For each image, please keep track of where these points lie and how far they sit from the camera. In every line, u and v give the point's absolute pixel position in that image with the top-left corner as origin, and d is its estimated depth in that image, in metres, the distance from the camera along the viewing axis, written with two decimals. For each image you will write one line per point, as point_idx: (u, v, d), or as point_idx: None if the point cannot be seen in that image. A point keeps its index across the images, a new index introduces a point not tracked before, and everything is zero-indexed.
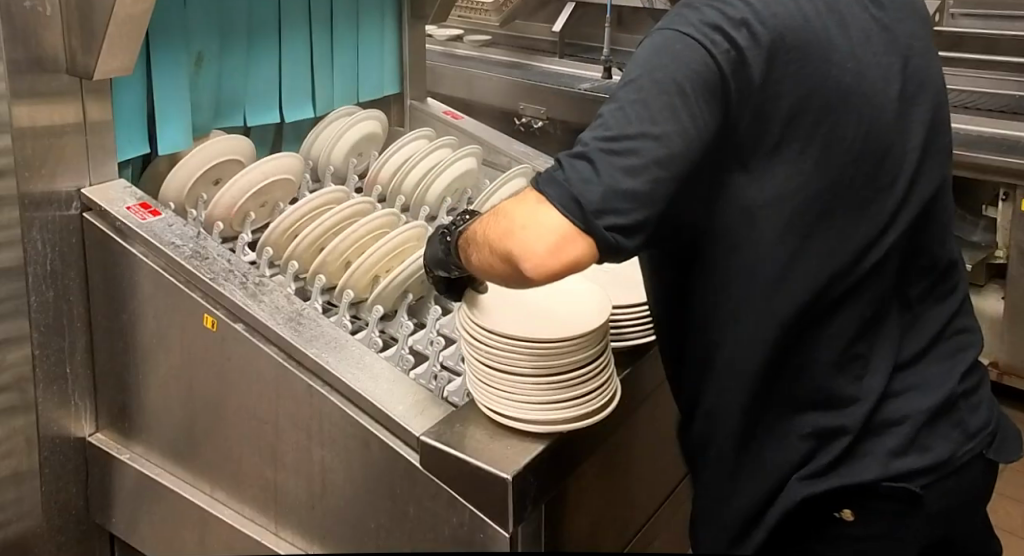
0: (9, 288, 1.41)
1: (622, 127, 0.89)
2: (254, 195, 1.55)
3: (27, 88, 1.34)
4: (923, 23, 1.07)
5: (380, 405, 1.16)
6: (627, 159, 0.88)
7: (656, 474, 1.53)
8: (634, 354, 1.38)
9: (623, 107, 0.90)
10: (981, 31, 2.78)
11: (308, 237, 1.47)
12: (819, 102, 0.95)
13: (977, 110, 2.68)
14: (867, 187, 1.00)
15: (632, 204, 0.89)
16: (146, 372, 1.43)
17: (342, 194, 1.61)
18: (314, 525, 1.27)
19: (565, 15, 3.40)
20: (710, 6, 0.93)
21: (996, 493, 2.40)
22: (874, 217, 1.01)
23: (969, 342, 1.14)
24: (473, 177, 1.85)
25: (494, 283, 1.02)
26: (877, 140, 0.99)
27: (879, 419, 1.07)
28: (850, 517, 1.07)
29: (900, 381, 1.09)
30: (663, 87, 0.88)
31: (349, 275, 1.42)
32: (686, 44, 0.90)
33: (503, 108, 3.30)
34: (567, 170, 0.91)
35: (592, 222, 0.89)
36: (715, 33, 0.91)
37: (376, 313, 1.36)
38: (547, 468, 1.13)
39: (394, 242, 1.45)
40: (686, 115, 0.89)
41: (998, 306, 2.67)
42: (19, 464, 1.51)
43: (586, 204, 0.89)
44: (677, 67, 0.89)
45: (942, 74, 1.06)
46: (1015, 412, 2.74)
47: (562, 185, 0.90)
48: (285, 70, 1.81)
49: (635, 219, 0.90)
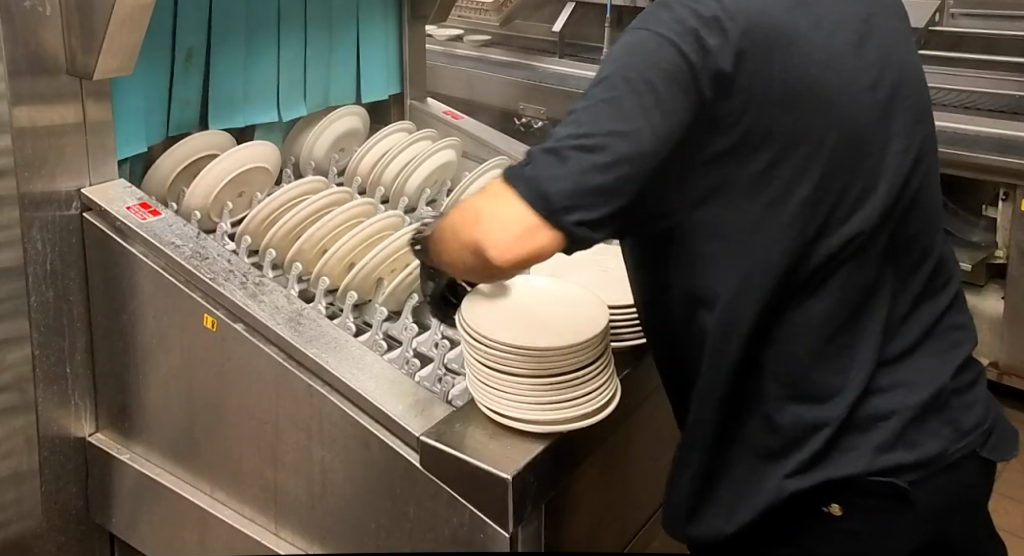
0: (9, 288, 1.42)
1: (592, 126, 0.90)
2: (230, 183, 1.57)
3: (28, 89, 1.34)
4: (904, 24, 1.07)
5: (381, 406, 1.16)
6: (596, 156, 0.90)
7: (655, 476, 1.53)
8: (634, 354, 1.38)
9: (593, 107, 0.91)
10: (981, 31, 2.79)
11: (283, 226, 1.48)
12: (797, 97, 0.95)
13: (978, 111, 2.67)
14: (850, 174, 0.99)
15: (597, 199, 0.91)
16: (146, 372, 1.43)
17: (320, 185, 1.62)
18: (314, 525, 1.27)
19: (565, 16, 3.41)
20: (682, 4, 0.94)
21: (995, 493, 2.41)
22: (851, 210, 1.01)
23: (960, 338, 1.14)
24: (453, 169, 1.87)
25: (459, 274, 1.06)
26: (853, 139, 0.98)
27: (868, 412, 1.06)
28: (838, 512, 1.08)
29: (891, 376, 1.08)
30: (635, 88, 0.90)
31: (323, 263, 1.44)
32: (658, 44, 0.92)
33: (504, 108, 3.31)
34: (535, 166, 0.93)
35: (559, 218, 0.91)
36: (688, 34, 0.92)
37: (351, 299, 1.38)
38: (547, 468, 1.13)
39: (369, 231, 1.47)
40: (655, 112, 0.90)
41: (998, 306, 2.66)
42: (19, 464, 1.51)
43: (553, 201, 0.91)
44: (648, 64, 0.91)
45: (923, 71, 1.06)
46: (1015, 412, 2.75)
47: (529, 180, 0.92)
48: (285, 70, 1.81)
49: (602, 213, 0.92)
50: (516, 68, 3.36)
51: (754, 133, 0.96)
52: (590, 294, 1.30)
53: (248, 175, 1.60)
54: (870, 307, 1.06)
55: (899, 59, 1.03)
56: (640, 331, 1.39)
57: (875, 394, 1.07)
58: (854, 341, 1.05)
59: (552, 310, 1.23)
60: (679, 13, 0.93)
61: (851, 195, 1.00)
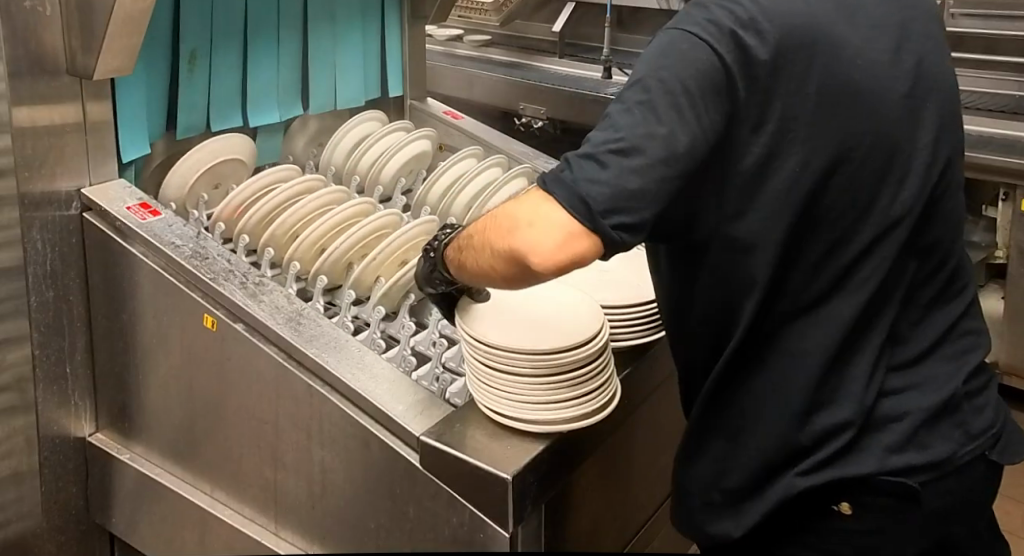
0: (10, 288, 1.42)
1: (627, 128, 0.90)
2: (205, 173, 1.59)
3: (28, 88, 1.34)
4: (934, 20, 1.07)
5: (380, 405, 1.16)
6: (632, 159, 0.89)
7: (655, 474, 1.53)
8: (634, 354, 1.39)
9: (629, 109, 0.91)
10: (981, 31, 2.77)
11: (256, 213, 1.49)
12: (830, 99, 0.95)
13: (978, 110, 2.70)
14: (875, 177, 0.99)
15: (637, 204, 0.90)
16: (146, 372, 1.43)
17: (293, 171, 1.62)
18: (314, 525, 1.27)
19: (564, 15, 3.40)
20: (719, 6, 0.94)
21: (997, 493, 2.40)
22: (882, 211, 1.00)
23: (974, 344, 1.14)
24: (427, 159, 1.88)
25: (494, 283, 1.03)
26: (884, 143, 0.98)
27: (880, 413, 1.07)
28: (847, 511, 1.07)
29: (907, 383, 1.08)
30: (672, 91, 0.90)
31: (295, 247, 1.44)
32: (693, 44, 0.91)
33: (503, 108, 3.31)
34: (574, 170, 0.91)
35: (599, 223, 0.89)
36: (724, 37, 0.91)
37: (320, 284, 1.41)
38: (548, 465, 1.13)
39: (340, 218, 1.48)
40: (692, 116, 0.90)
41: (998, 306, 2.69)
42: (19, 464, 1.51)
43: (593, 205, 0.89)
44: (684, 67, 0.90)
45: (954, 72, 1.05)
46: (1017, 413, 2.75)
47: (568, 185, 0.91)
48: (284, 70, 1.80)
49: (640, 219, 0.90)
50: (516, 68, 3.36)
51: (783, 135, 0.95)
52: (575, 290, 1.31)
53: (226, 167, 1.63)
54: (884, 309, 1.06)
55: (929, 63, 1.02)
56: (639, 332, 1.38)
57: (886, 395, 1.08)
58: (867, 340, 1.05)
59: (542, 310, 1.23)
60: (711, 13, 0.93)
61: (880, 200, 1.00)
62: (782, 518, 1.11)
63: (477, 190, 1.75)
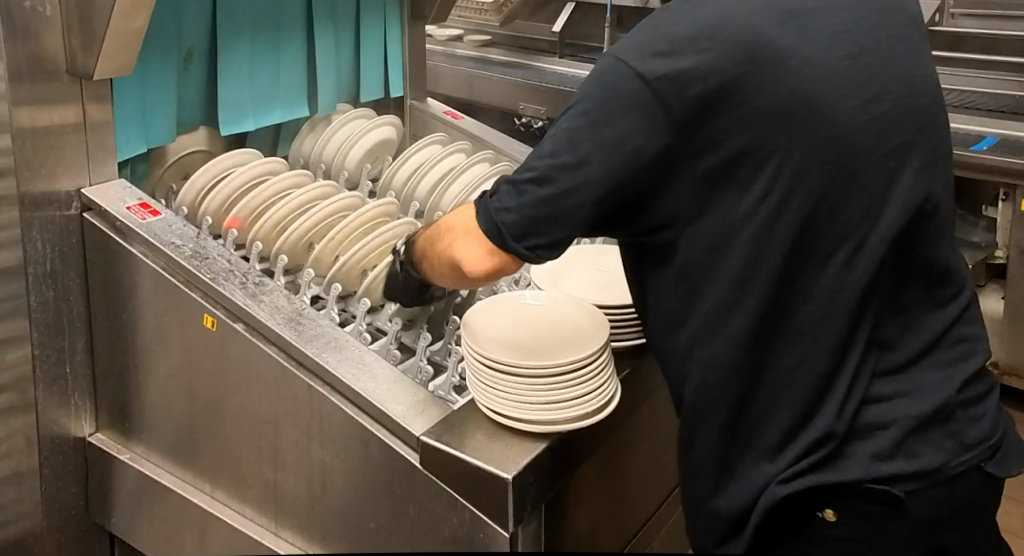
0: (10, 288, 1.42)
1: (546, 156, 0.97)
2: (173, 167, 1.65)
3: (28, 90, 1.34)
4: (915, 24, 1.06)
5: (380, 405, 1.16)
6: (546, 187, 0.97)
7: (655, 476, 1.53)
8: (634, 355, 1.38)
9: (555, 137, 0.97)
10: (981, 31, 2.76)
11: (216, 195, 1.50)
12: (791, 108, 0.95)
13: (977, 110, 2.76)
14: (836, 188, 0.98)
15: (547, 228, 0.98)
16: (146, 372, 1.43)
17: (250, 155, 1.63)
18: (315, 525, 1.27)
19: (564, 16, 3.40)
20: (663, 25, 0.97)
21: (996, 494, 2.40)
22: (845, 219, 1.00)
23: (969, 352, 1.13)
24: (391, 146, 1.93)
25: (446, 287, 1.15)
26: (845, 155, 0.97)
27: (866, 420, 1.07)
28: (832, 517, 1.08)
29: (895, 383, 1.08)
30: (593, 118, 0.95)
31: (258, 227, 1.46)
32: (619, 72, 0.95)
33: (503, 107, 3.31)
34: (496, 198, 1.01)
35: (508, 243, 0.99)
36: (653, 58, 0.94)
37: (281, 263, 1.43)
38: (548, 467, 1.13)
39: (299, 201, 1.49)
40: (613, 139, 0.94)
41: (998, 307, 2.67)
42: (19, 464, 1.51)
43: (504, 230, 0.99)
44: (609, 92, 0.95)
45: (927, 73, 1.04)
46: (1015, 412, 2.74)
47: (487, 212, 1.02)
48: (284, 71, 1.80)
49: (552, 238, 0.98)
50: (517, 68, 3.36)
51: (743, 151, 0.97)
52: (563, 295, 1.34)
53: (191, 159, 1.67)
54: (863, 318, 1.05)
55: (902, 65, 1.01)
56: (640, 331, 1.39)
57: (872, 402, 1.08)
58: (852, 350, 1.05)
59: (534, 319, 1.25)
60: (649, 36, 0.96)
61: (847, 209, 0.99)
62: (768, 528, 1.11)
63: (440, 176, 1.76)
